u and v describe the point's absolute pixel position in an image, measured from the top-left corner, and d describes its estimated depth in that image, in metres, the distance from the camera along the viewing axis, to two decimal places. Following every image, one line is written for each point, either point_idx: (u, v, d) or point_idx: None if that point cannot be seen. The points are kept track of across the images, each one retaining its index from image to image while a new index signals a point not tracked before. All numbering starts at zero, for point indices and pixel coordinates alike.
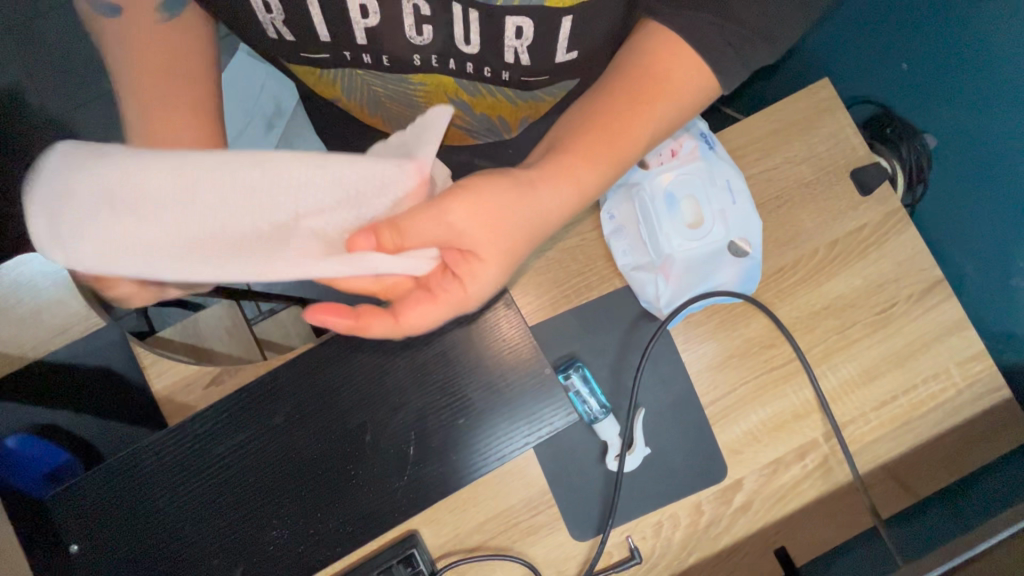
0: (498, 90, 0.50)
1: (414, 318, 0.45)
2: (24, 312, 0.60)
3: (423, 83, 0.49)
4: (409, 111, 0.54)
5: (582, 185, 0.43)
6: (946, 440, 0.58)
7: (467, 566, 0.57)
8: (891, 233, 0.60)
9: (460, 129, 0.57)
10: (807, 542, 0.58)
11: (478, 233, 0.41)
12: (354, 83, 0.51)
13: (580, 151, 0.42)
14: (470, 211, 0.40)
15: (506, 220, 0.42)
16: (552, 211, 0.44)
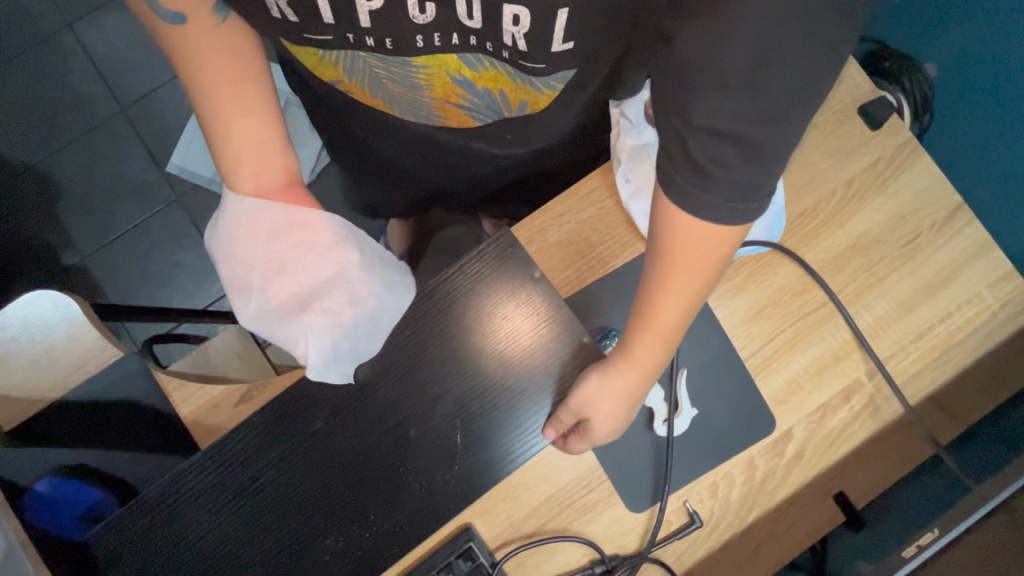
0: (502, 70, 0.48)
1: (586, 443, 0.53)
2: (37, 353, 0.57)
3: (427, 63, 0.47)
4: (410, 91, 0.53)
5: (650, 352, 0.48)
6: (989, 363, 0.58)
7: (527, 553, 0.56)
8: (906, 164, 0.60)
9: (460, 109, 0.55)
10: (864, 483, 0.57)
11: (609, 415, 0.51)
12: (356, 65, 0.50)
13: (649, 340, 0.48)
14: (573, 410, 0.52)
15: (616, 400, 0.50)
16: (644, 379, 0.50)
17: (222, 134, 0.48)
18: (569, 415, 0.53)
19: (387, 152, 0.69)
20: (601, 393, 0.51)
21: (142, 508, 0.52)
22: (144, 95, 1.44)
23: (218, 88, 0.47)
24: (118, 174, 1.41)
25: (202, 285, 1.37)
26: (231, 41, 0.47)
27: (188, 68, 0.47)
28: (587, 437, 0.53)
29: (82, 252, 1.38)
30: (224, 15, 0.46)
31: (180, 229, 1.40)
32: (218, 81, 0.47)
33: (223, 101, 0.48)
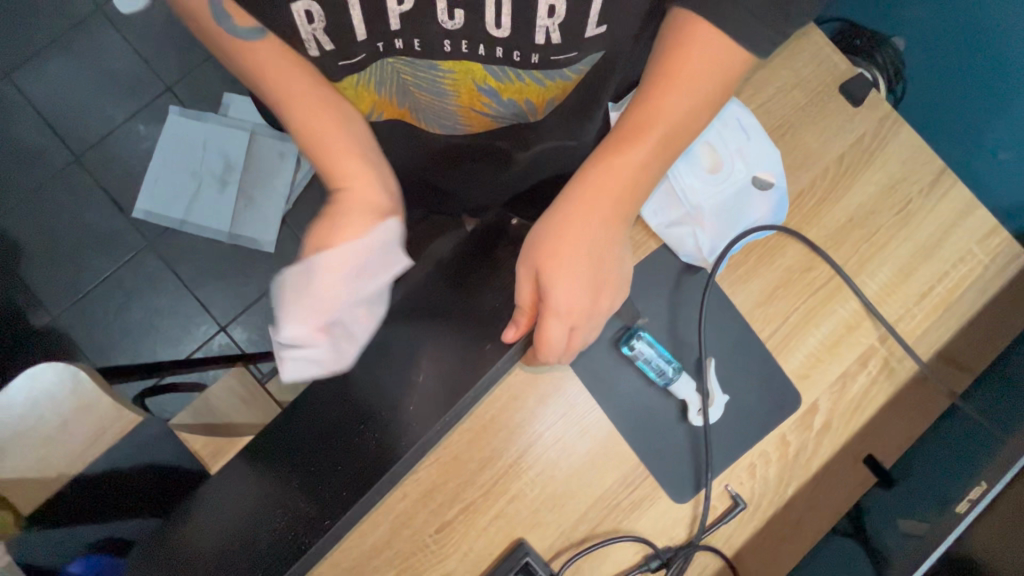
0: (531, 73, 0.49)
1: (551, 322, 0.48)
2: (49, 431, 0.55)
3: (455, 68, 0.49)
4: (438, 100, 0.54)
5: (630, 170, 0.47)
6: (988, 314, 0.61)
7: (582, 559, 0.56)
8: (889, 136, 0.63)
9: (485, 114, 0.57)
10: (889, 444, 0.60)
11: (570, 276, 0.48)
12: (385, 75, 0.51)
13: (613, 184, 0.48)
14: (536, 257, 0.49)
15: (576, 253, 0.48)
16: (609, 233, 0.49)
17: (329, 148, 0.49)
18: (525, 287, 0.50)
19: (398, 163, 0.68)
20: (557, 250, 0.48)
21: (162, 539, 0.50)
22: (97, 141, 1.38)
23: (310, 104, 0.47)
24: (81, 225, 1.35)
25: (186, 330, 1.32)
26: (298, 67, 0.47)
27: (270, 86, 0.46)
28: (546, 304, 0.48)
29: (53, 311, 1.32)
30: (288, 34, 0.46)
31: (154, 275, 1.34)
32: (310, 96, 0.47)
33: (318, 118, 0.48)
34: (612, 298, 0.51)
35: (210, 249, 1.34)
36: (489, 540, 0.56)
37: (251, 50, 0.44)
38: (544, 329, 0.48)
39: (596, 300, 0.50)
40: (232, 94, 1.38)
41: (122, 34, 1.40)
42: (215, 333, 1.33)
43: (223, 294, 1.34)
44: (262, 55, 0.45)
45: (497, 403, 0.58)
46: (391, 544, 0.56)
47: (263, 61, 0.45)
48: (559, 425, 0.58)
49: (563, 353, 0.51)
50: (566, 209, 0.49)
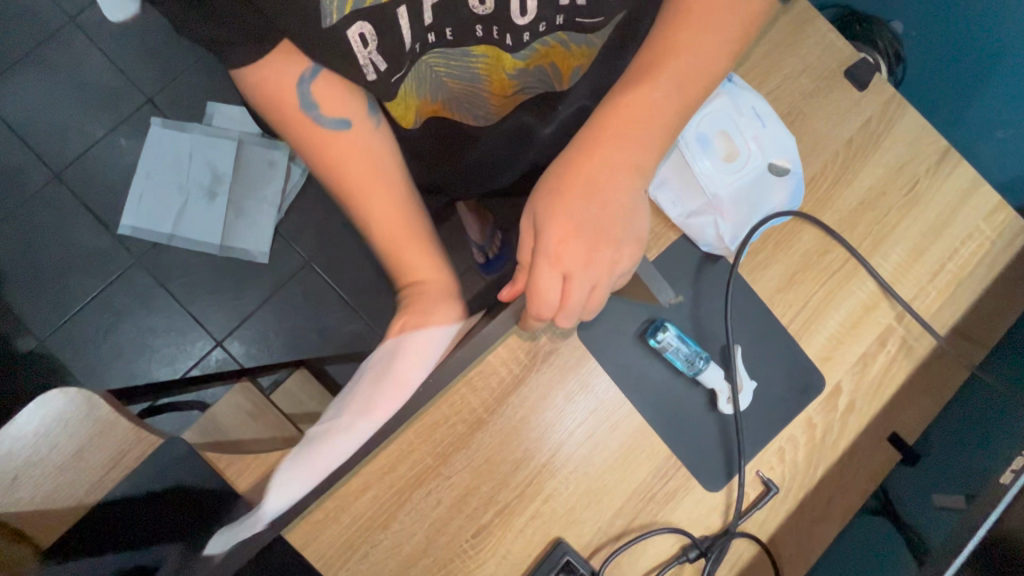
0: (558, 36, 0.54)
1: (543, 271, 0.46)
2: (66, 459, 0.54)
3: (486, 50, 0.53)
4: (472, 86, 0.58)
5: (632, 116, 0.48)
6: (998, 288, 0.63)
7: (622, 555, 0.56)
8: (895, 118, 0.64)
9: (518, 95, 0.61)
10: (912, 421, 0.61)
11: (568, 223, 0.47)
12: (424, 76, 0.56)
13: (612, 135, 0.48)
14: (536, 202, 0.49)
15: (576, 201, 0.48)
16: (614, 179, 0.48)
17: (400, 237, 0.53)
18: (525, 241, 0.50)
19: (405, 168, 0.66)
20: (556, 198, 0.48)
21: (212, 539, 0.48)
22: (77, 158, 1.34)
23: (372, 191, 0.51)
24: (65, 245, 1.31)
25: (181, 347, 1.29)
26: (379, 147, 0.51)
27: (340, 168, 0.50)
28: (540, 250, 0.47)
29: (40, 335, 1.28)
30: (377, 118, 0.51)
31: (144, 292, 1.30)
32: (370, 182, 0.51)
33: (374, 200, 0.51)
34: (617, 254, 0.48)
35: (202, 263, 1.31)
36: (527, 541, 0.56)
37: (336, 136, 0.49)
38: (535, 274, 0.46)
39: (597, 251, 0.47)
40: (217, 103, 1.35)
41: (97, 46, 1.36)
42: (211, 349, 1.29)
43: (218, 308, 1.30)
44: (347, 140, 0.49)
45: (526, 403, 0.57)
46: (428, 552, 0.55)
47: (348, 147, 0.49)
48: (591, 422, 0.58)
49: (558, 310, 0.48)
50: (566, 160, 0.49)
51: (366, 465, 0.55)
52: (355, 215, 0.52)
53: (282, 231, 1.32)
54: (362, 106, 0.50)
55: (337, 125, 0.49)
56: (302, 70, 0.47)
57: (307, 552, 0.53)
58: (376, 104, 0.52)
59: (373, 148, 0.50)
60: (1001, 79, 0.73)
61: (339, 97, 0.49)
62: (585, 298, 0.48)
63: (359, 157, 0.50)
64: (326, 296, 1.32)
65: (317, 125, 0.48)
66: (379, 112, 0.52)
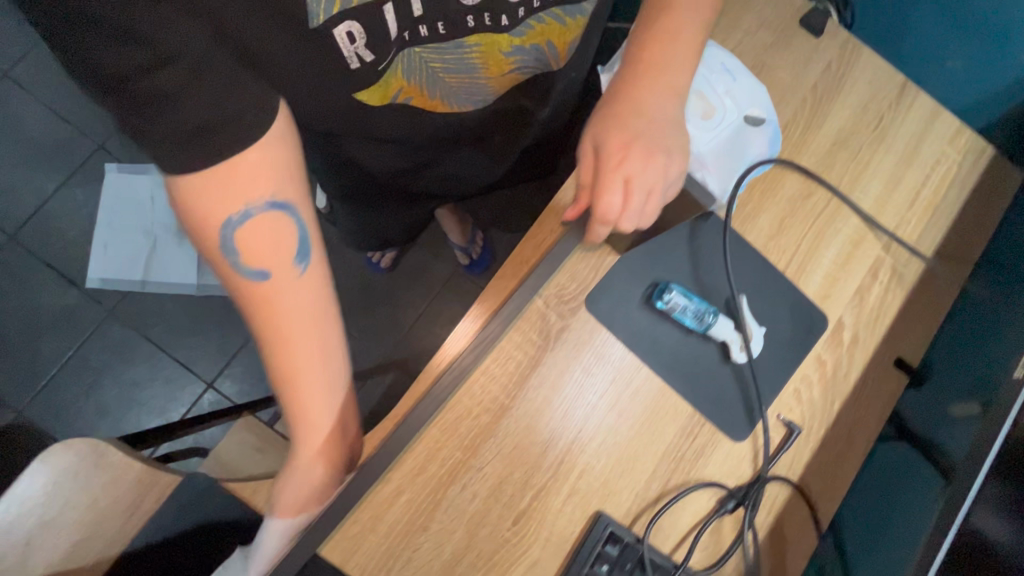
0: (551, 10, 0.59)
1: (610, 183, 0.52)
2: (80, 514, 0.51)
3: (481, 39, 0.58)
4: (468, 77, 0.62)
5: (663, 52, 0.55)
6: (971, 207, 0.66)
7: (662, 517, 0.56)
8: (852, 59, 0.67)
9: (514, 75, 0.65)
10: (913, 344, 0.63)
11: (625, 146, 0.53)
12: (416, 69, 0.59)
13: (643, 83, 0.54)
14: (601, 126, 0.54)
15: (629, 119, 0.53)
16: (664, 95, 0.54)
17: (305, 393, 0.49)
18: (584, 160, 0.55)
19: (418, 156, 0.74)
20: (607, 126, 0.54)
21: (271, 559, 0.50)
22: (31, 216, 1.28)
23: (302, 348, 0.47)
24: (32, 308, 1.25)
25: (169, 396, 1.24)
26: (321, 332, 0.49)
27: (263, 321, 0.46)
28: (607, 169, 0.53)
29: (17, 406, 1.22)
30: (304, 266, 0.47)
31: (123, 345, 1.25)
32: (309, 331, 0.47)
33: (300, 358, 0.47)
34: (668, 162, 0.53)
35: (180, 305, 1.27)
36: (567, 520, 0.55)
37: (254, 289, 0.45)
38: (603, 185, 0.52)
39: (656, 164, 0.53)
40: None
41: (38, 99, 1.31)
42: (202, 393, 1.25)
43: (203, 350, 1.26)
44: (266, 292, 0.45)
45: (546, 384, 0.57)
46: (471, 547, 0.54)
47: (267, 302, 0.46)
48: (611, 391, 0.58)
49: (621, 214, 0.52)
50: (612, 90, 0.55)
51: (396, 470, 0.54)
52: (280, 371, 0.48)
53: None
54: (290, 256, 0.46)
55: (254, 275, 0.45)
56: (229, 217, 0.43)
57: (349, 568, 0.52)
58: (306, 251, 0.48)
59: (303, 302, 0.47)
60: (944, 10, 0.77)
61: (266, 245, 0.45)
62: (643, 203, 0.52)
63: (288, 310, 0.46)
64: None
65: (235, 273, 0.45)
66: (308, 260, 0.48)
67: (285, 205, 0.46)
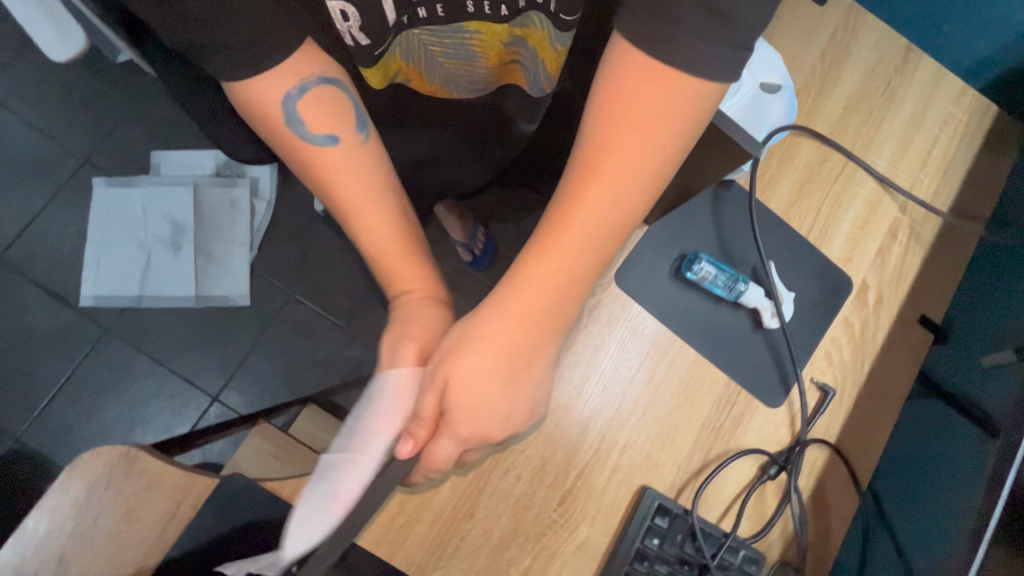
0: (547, 22, 0.52)
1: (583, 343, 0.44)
2: (113, 526, 0.48)
3: (480, 26, 0.55)
4: (466, 64, 0.60)
5: (635, 164, 0.38)
6: (980, 164, 0.67)
7: (708, 488, 0.56)
8: (856, 25, 0.67)
9: (517, 71, 0.61)
10: (935, 302, 0.64)
11: (520, 329, 0.39)
12: (412, 47, 0.58)
13: (590, 192, 0.38)
14: (499, 322, 0.39)
15: (537, 306, 0.39)
16: (613, 234, 0.40)
17: (380, 245, 0.47)
18: (429, 396, 0.39)
19: (424, 146, 0.69)
20: (506, 300, 0.39)
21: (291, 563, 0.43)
22: (17, 236, 1.24)
23: (365, 211, 0.46)
24: (25, 330, 1.21)
25: (174, 412, 1.21)
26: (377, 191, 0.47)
27: (329, 180, 0.46)
28: (454, 418, 0.39)
29: (15, 432, 1.18)
30: (366, 133, 0.48)
31: (122, 362, 1.22)
32: (371, 196, 0.46)
33: (367, 211, 0.46)
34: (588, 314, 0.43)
35: (180, 318, 1.24)
36: (613, 497, 0.55)
37: (323, 152, 0.46)
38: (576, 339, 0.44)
39: (519, 386, 0.40)
40: (161, 151, 1.28)
41: (19, 116, 1.28)
42: (207, 406, 1.22)
43: (206, 362, 1.23)
44: (333, 156, 0.46)
45: (581, 361, 0.57)
46: (519, 531, 0.53)
47: (335, 164, 0.46)
48: (647, 365, 0.58)
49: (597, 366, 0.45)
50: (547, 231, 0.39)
51: None
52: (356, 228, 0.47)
53: (259, 268, 1.26)
54: (351, 121, 0.48)
55: (322, 140, 0.46)
56: (288, 89, 0.45)
57: (397, 560, 0.51)
58: (364, 120, 0.49)
59: (364, 160, 0.47)
60: None
61: (327, 115, 0.46)
62: None
63: (349, 172, 0.46)
64: (317, 326, 1.25)
65: (300, 139, 0.46)
66: (367, 128, 0.49)
67: (336, 82, 0.48)
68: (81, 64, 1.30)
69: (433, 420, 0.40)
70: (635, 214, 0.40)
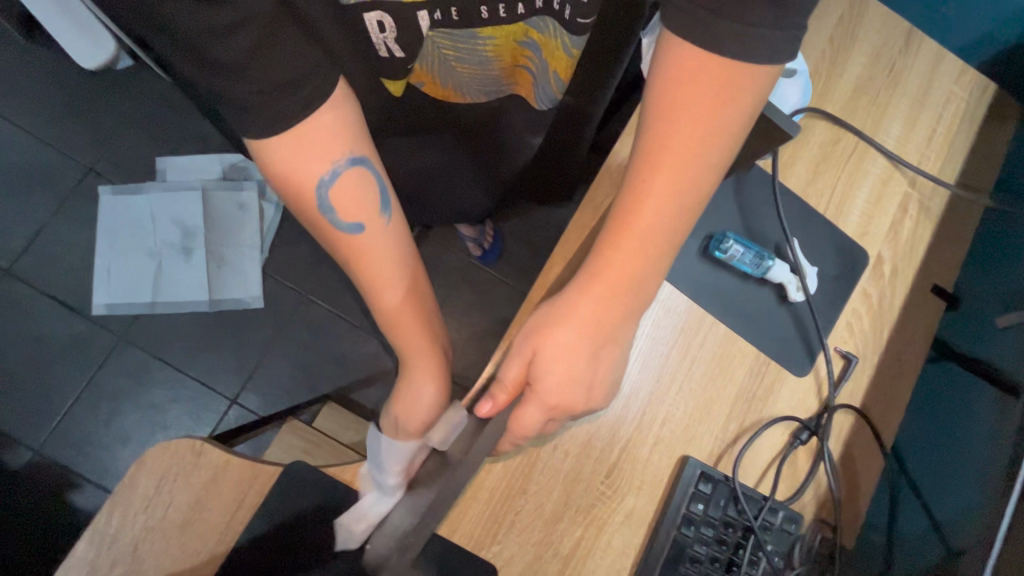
0: (561, 33, 0.57)
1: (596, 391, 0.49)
2: (186, 514, 0.51)
3: (495, 31, 0.57)
4: (480, 69, 0.62)
5: (695, 154, 0.44)
6: (981, 140, 0.71)
7: (745, 454, 0.59)
8: (862, 10, 0.70)
9: (526, 73, 0.64)
10: (945, 271, 0.67)
11: (602, 305, 0.46)
12: (429, 53, 0.59)
13: (659, 179, 0.44)
14: (585, 295, 0.46)
15: (613, 281, 0.46)
16: (683, 218, 0.46)
17: (400, 320, 0.52)
18: (514, 365, 0.46)
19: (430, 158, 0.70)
20: (591, 281, 0.46)
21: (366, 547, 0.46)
22: (24, 247, 1.23)
23: (387, 270, 0.51)
24: (39, 341, 1.21)
25: (192, 416, 1.21)
26: (395, 257, 0.51)
27: (359, 265, 0.50)
28: (541, 387, 0.45)
29: (34, 443, 1.18)
30: (388, 213, 0.51)
31: (138, 369, 1.22)
32: (389, 266, 0.51)
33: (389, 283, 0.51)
34: (616, 350, 0.48)
35: (193, 323, 1.24)
36: (657, 467, 0.57)
37: (352, 240, 0.49)
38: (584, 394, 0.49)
39: (600, 354, 0.47)
40: (167, 156, 1.28)
41: (21, 127, 1.27)
42: (226, 409, 1.22)
43: (222, 366, 1.23)
44: (364, 245, 0.49)
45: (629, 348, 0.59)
46: (570, 504, 0.56)
47: (365, 251, 0.50)
48: (682, 341, 0.60)
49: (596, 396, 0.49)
50: (620, 212, 0.46)
51: None
52: (377, 302, 0.52)
53: (270, 270, 1.27)
54: (375, 207, 0.50)
55: (351, 229, 0.49)
56: (321, 176, 0.47)
57: (456, 537, 0.53)
58: (388, 201, 0.52)
59: (391, 242, 0.51)
60: None
61: (355, 200, 0.49)
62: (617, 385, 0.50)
63: (382, 254, 0.50)
64: (332, 325, 1.26)
65: (332, 227, 0.48)
66: (390, 209, 0.52)
67: (363, 161, 0.49)
68: (82, 73, 1.29)
69: (518, 389, 0.46)
70: (700, 196, 0.46)
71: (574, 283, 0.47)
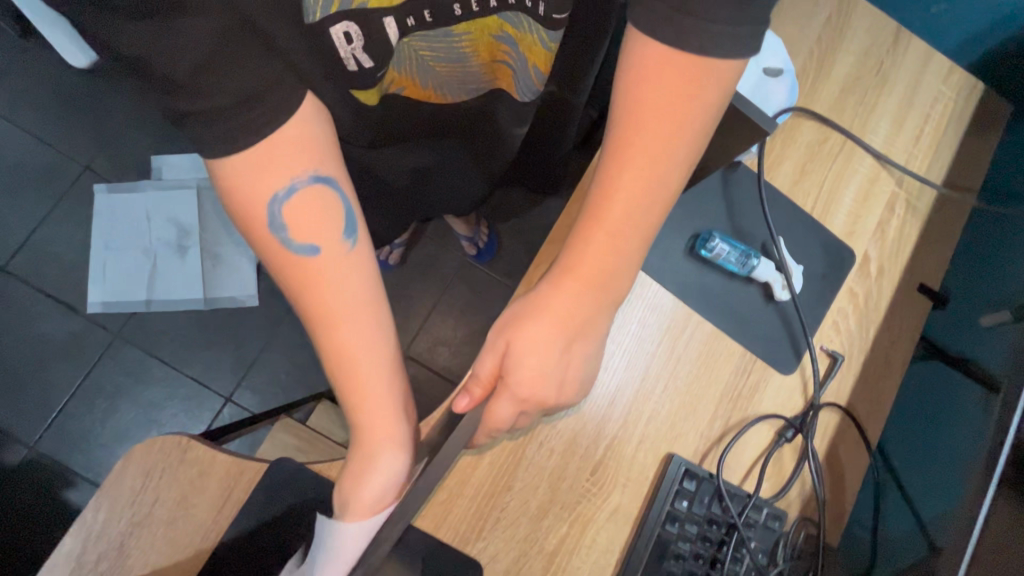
0: (536, 27, 0.56)
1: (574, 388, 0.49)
2: (172, 510, 0.51)
3: (469, 27, 0.56)
4: (458, 66, 0.61)
5: (660, 149, 0.44)
6: (968, 139, 0.71)
7: (730, 452, 0.59)
8: (850, 10, 0.71)
9: (505, 69, 0.63)
10: (932, 271, 0.67)
11: (573, 300, 0.46)
12: (403, 55, 0.58)
13: (625, 175, 0.45)
14: (559, 291, 0.46)
15: (581, 278, 0.46)
16: (652, 212, 0.46)
17: (356, 358, 0.49)
18: (489, 359, 0.47)
19: (421, 156, 0.74)
20: (564, 274, 0.46)
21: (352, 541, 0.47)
22: (20, 246, 1.24)
23: (353, 311, 0.48)
24: (34, 339, 1.21)
25: (187, 414, 1.22)
26: (357, 294, 0.49)
27: (311, 292, 0.48)
28: (512, 379, 0.46)
29: (30, 440, 1.18)
30: (353, 240, 0.50)
31: (133, 367, 1.22)
32: (353, 305, 0.48)
33: (345, 325, 0.48)
34: (589, 343, 0.48)
35: (188, 321, 1.24)
36: (641, 465, 0.58)
37: (306, 263, 0.48)
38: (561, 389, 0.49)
39: (569, 348, 0.47)
40: (162, 155, 1.28)
41: (16, 126, 1.27)
42: (220, 407, 1.22)
43: (217, 365, 1.24)
44: (317, 265, 0.48)
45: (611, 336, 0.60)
46: (554, 500, 0.56)
47: (320, 274, 0.48)
48: (667, 339, 0.60)
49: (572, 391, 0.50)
50: (589, 208, 0.46)
51: None
52: (329, 343, 0.48)
53: (265, 269, 1.27)
54: (338, 230, 0.49)
55: (305, 250, 0.48)
56: (276, 191, 0.47)
57: (441, 533, 0.54)
58: (352, 225, 0.50)
59: (349, 274, 0.49)
60: None
61: (314, 219, 0.48)
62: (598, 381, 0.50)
63: (343, 278, 0.48)
64: None
65: (283, 245, 0.47)
66: (355, 235, 0.50)
67: (327, 182, 0.49)
68: (78, 73, 1.30)
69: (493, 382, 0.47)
70: (669, 191, 0.46)
71: (548, 278, 0.47)
